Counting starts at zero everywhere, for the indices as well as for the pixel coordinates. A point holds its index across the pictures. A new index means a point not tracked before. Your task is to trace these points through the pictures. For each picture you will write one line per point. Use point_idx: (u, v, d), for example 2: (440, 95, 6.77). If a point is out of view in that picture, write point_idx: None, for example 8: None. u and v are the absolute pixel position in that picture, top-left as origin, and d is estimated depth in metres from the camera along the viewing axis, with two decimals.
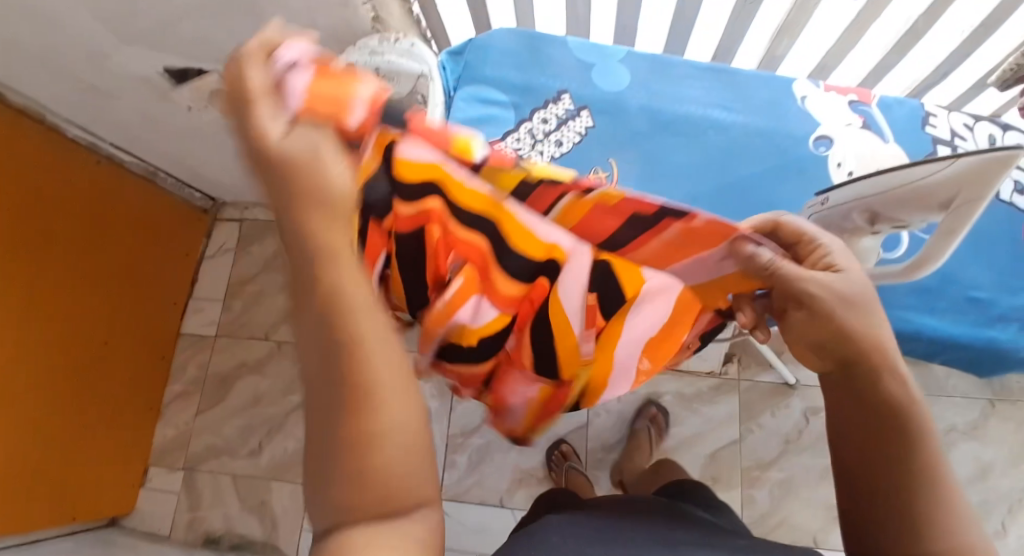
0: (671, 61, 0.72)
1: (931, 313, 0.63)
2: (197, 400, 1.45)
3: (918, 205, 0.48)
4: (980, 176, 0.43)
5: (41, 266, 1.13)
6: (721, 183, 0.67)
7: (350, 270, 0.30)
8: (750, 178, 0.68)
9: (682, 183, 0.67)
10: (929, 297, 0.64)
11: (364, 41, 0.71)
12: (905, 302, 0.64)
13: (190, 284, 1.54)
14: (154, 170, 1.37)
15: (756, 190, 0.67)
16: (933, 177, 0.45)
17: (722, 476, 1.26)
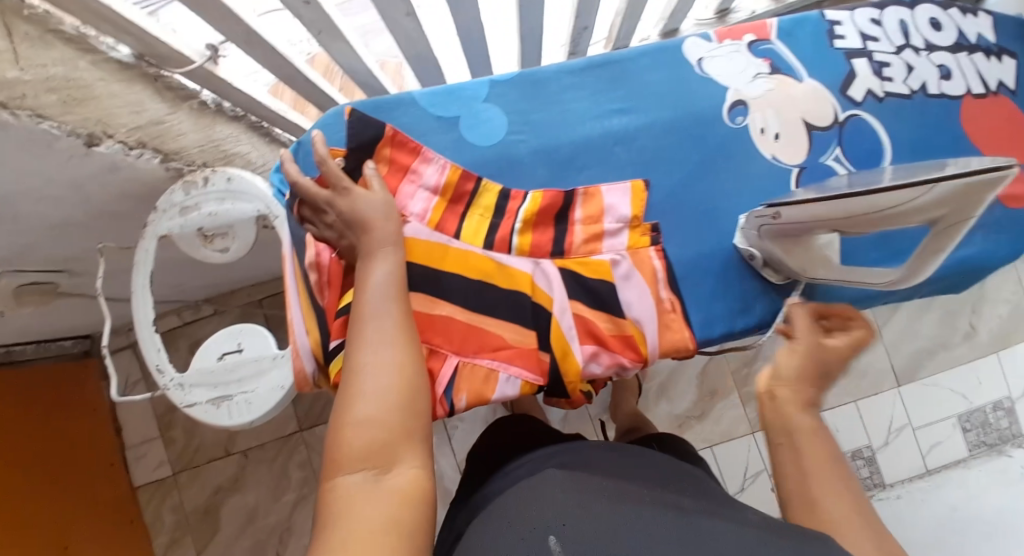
0: (543, 74, 0.60)
1: (899, 257, 0.63)
2: (191, 542, 1.34)
3: (895, 223, 0.45)
4: (967, 196, 0.39)
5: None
6: (654, 203, 0.60)
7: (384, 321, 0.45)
8: (678, 187, 0.60)
9: (612, 223, 0.58)
10: (890, 242, 0.63)
11: (164, 201, 0.54)
12: (871, 257, 0.63)
13: (117, 436, 1.36)
14: (6, 348, 1.16)
15: (693, 198, 0.60)
16: (914, 202, 0.41)
17: (719, 388, 1.27)
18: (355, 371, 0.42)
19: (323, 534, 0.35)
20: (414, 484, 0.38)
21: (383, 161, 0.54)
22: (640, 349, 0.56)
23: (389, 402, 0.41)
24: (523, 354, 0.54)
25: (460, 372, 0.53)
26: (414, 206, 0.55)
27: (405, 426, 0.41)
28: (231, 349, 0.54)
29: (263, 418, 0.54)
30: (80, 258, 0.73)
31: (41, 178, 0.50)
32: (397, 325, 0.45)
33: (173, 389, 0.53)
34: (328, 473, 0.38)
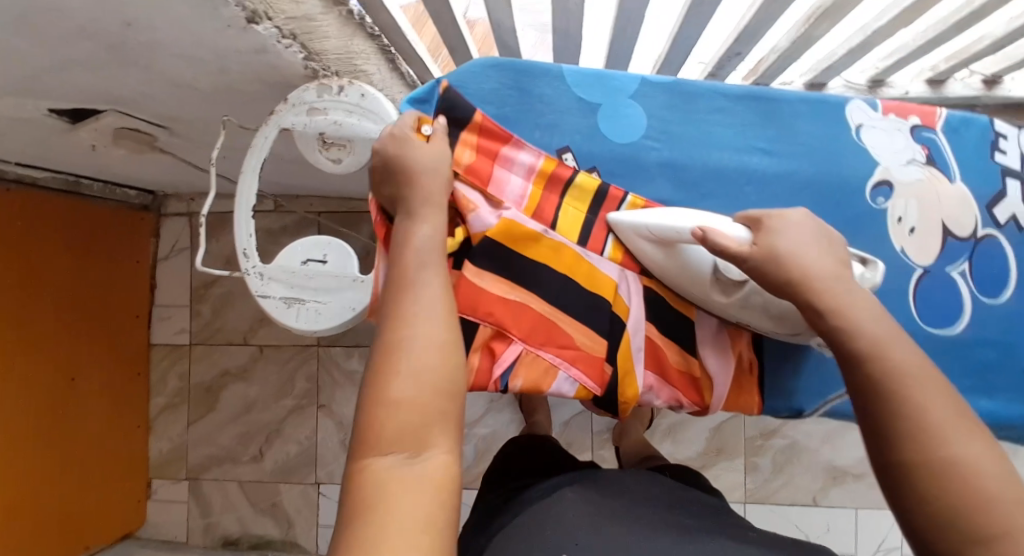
0: (695, 88, 0.57)
1: (990, 395, 0.60)
2: (185, 411, 1.39)
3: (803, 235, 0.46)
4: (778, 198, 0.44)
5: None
6: None
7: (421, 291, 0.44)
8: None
9: None
10: (987, 375, 0.60)
11: (296, 96, 0.54)
12: (963, 385, 0.60)
13: (149, 291, 1.40)
14: (76, 179, 1.17)
15: None
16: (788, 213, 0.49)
17: (727, 447, 1.26)
18: (394, 343, 0.42)
19: (359, 516, 0.35)
20: (447, 468, 0.38)
21: (469, 145, 0.54)
22: (701, 393, 0.56)
23: (426, 377, 0.41)
24: (587, 360, 0.53)
25: (521, 360, 0.52)
26: (509, 193, 0.55)
27: (441, 406, 0.41)
28: (316, 257, 0.54)
29: (325, 331, 0.55)
30: (184, 122, 0.74)
31: (192, 38, 0.49)
32: (434, 294, 0.44)
33: (252, 276, 0.54)
34: (364, 451, 0.38)
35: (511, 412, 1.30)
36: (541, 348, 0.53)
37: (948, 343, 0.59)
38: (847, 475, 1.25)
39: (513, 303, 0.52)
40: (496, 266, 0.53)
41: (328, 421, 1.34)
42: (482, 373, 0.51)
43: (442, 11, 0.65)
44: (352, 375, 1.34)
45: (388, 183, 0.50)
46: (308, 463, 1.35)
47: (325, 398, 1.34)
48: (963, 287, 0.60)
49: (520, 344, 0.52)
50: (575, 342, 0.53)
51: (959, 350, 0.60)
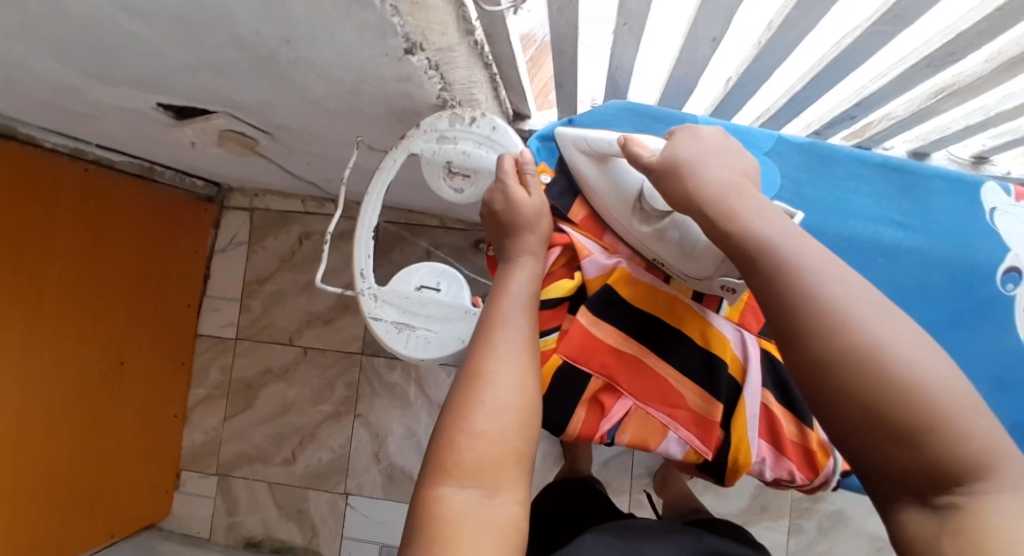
0: (833, 152, 0.56)
1: None
2: (223, 406, 1.39)
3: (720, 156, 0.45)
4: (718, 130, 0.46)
5: (27, 292, 0.98)
6: None
7: (513, 331, 0.44)
8: (925, 326, 0.56)
9: None
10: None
11: (429, 123, 0.54)
12: None
13: (202, 282, 1.41)
14: (149, 166, 1.19)
15: (935, 343, 0.56)
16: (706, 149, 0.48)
17: (771, 507, 1.22)
18: (483, 376, 0.42)
19: (425, 548, 0.35)
20: (515, 518, 0.38)
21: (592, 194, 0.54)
22: (816, 468, 0.52)
23: (507, 419, 0.40)
24: (700, 422, 0.50)
25: (630, 417, 0.50)
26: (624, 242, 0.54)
27: (520, 451, 0.40)
28: (430, 284, 0.54)
29: (432, 361, 0.54)
30: (290, 131, 0.74)
31: (342, 60, 0.49)
32: (524, 334, 0.44)
33: (366, 297, 0.53)
34: (439, 480, 0.38)
35: (550, 444, 1.28)
36: (653, 406, 0.50)
37: None
38: (893, 549, 1.20)
39: (626, 356, 0.50)
40: (614, 318, 0.51)
41: (364, 431, 1.33)
42: (589, 425, 0.49)
43: (568, 48, 0.64)
44: (392, 388, 1.33)
45: (495, 219, 0.51)
46: (339, 472, 1.33)
47: (363, 408, 1.33)
48: None
49: (632, 400, 0.50)
50: (686, 404, 0.51)
51: None
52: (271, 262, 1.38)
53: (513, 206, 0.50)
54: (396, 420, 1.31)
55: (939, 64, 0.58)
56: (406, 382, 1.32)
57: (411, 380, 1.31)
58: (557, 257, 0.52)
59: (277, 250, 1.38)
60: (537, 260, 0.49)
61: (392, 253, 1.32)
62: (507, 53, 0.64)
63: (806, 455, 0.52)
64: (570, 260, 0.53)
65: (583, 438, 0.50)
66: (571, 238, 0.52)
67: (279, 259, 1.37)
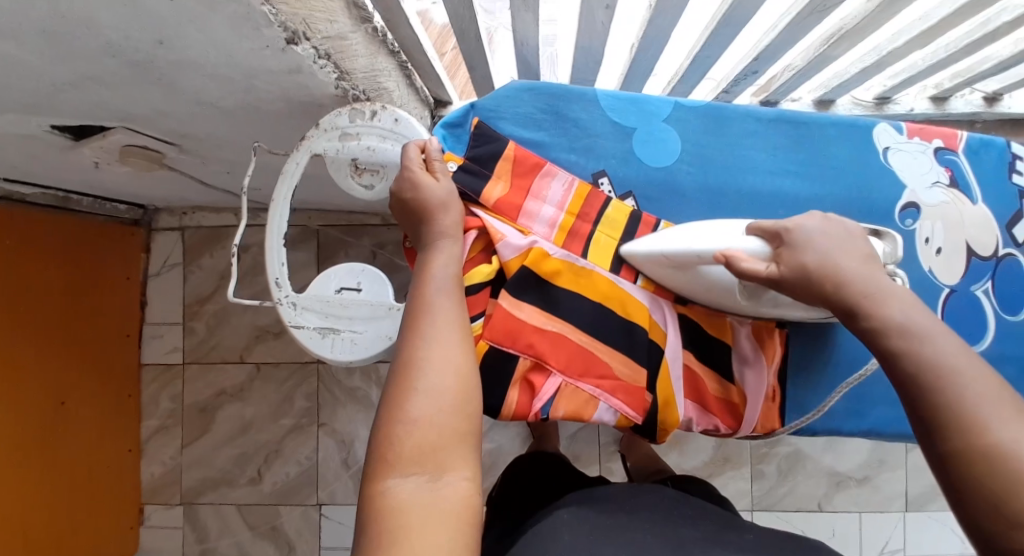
0: (730, 112, 0.58)
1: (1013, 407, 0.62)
2: (179, 433, 1.34)
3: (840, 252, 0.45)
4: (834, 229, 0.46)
5: None
6: None
7: (440, 316, 0.44)
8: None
9: None
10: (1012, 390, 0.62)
11: (328, 121, 0.52)
12: None
13: (140, 309, 1.35)
14: (66, 194, 1.12)
15: None
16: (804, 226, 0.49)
17: (733, 457, 1.26)
18: (415, 364, 0.41)
19: (375, 542, 0.34)
20: (465, 497, 0.38)
21: (502, 177, 0.54)
22: (738, 418, 0.56)
23: (444, 402, 0.40)
24: (628, 390, 0.52)
25: (561, 393, 0.51)
26: (538, 222, 0.54)
27: (462, 430, 0.40)
28: (350, 285, 0.52)
29: (362, 362, 0.53)
30: (196, 139, 0.71)
31: (226, 58, 0.47)
32: (451, 318, 0.44)
33: (285, 306, 0.52)
34: (381, 473, 0.38)
35: (517, 426, 1.30)
36: (582, 379, 0.51)
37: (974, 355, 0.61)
38: (849, 480, 1.27)
39: (551, 334, 0.51)
40: (536, 298, 0.51)
41: (330, 439, 1.31)
42: (522, 405, 0.50)
43: (469, 28, 0.64)
44: (353, 392, 1.31)
45: (406, 210, 0.50)
46: (309, 484, 1.31)
47: (326, 416, 1.31)
48: (987, 303, 0.61)
49: (561, 375, 0.51)
50: (615, 372, 0.52)
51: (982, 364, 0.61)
52: (210, 280, 1.33)
53: (422, 194, 0.49)
54: (361, 423, 1.30)
55: (823, 11, 0.59)
56: (367, 384, 1.30)
57: (372, 382, 1.30)
58: (473, 243, 0.52)
59: (216, 266, 1.33)
60: (455, 244, 0.49)
61: (336, 256, 1.29)
62: (408, 38, 0.63)
63: (727, 408, 0.56)
64: (487, 244, 0.53)
65: (517, 417, 0.50)
66: (483, 223, 0.52)
67: (219, 276, 1.33)
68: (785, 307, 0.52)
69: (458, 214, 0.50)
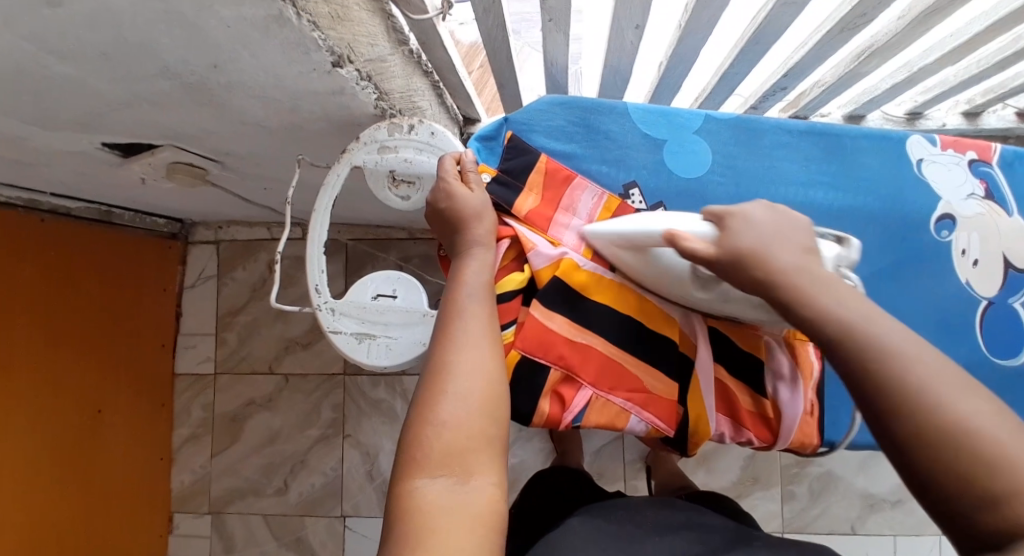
0: (760, 125, 0.59)
1: None
2: (209, 442, 1.37)
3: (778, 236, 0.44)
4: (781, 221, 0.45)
5: None
6: None
7: (472, 322, 0.45)
8: (868, 281, 0.58)
9: None
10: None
11: (368, 135, 0.54)
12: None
13: (175, 321, 1.39)
14: (107, 209, 1.17)
15: (882, 293, 0.58)
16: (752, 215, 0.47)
17: (762, 476, 1.24)
18: (446, 369, 0.42)
19: (402, 541, 0.35)
20: (491, 501, 0.38)
21: (534, 190, 0.55)
22: (774, 433, 0.55)
23: (473, 405, 0.41)
24: (658, 402, 0.53)
25: (591, 404, 0.51)
26: (568, 234, 0.55)
27: (489, 436, 0.41)
28: (386, 292, 0.54)
29: (396, 367, 0.54)
30: (238, 156, 0.75)
31: (274, 80, 0.50)
32: (484, 324, 0.45)
33: (324, 312, 0.53)
34: (410, 473, 0.39)
35: (541, 441, 1.29)
36: (613, 391, 0.52)
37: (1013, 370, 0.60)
38: (883, 502, 1.23)
39: (580, 346, 0.52)
40: (567, 309, 0.52)
41: (354, 451, 1.32)
42: (553, 416, 0.50)
43: (501, 48, 0.66)
44: (379, 404, 1.33)
45: (440, 219, 0.52)
46: (334, 495, 1.32)
47: (351, 427, 1.33)
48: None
49: (592, 387, 0.51)
50: (645, 383, 0.53)
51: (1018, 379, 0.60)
52: (242, 293, 1.37)
53: (456, 203, 0.51)
54: (386, 435, 1.32)
55: (853, 28, 0.60)
56: (392, 396, 1.32)
57: (397, 394, 1.32)
58: (506, 252, 0.54)
59: (248, 279, 1.37)
60: (488, 252, 0.50)
61: (364, 270, 1.32)
62: (442, 59, 0.65)
63: (760, 421, 0.55)
64: (519, 253, 0.54)
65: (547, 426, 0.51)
66: (515, 232, 0.53)
67: (250, 288, 1.37)
68: (735, 305, 0.49)
69: (491, 223, 0.51)
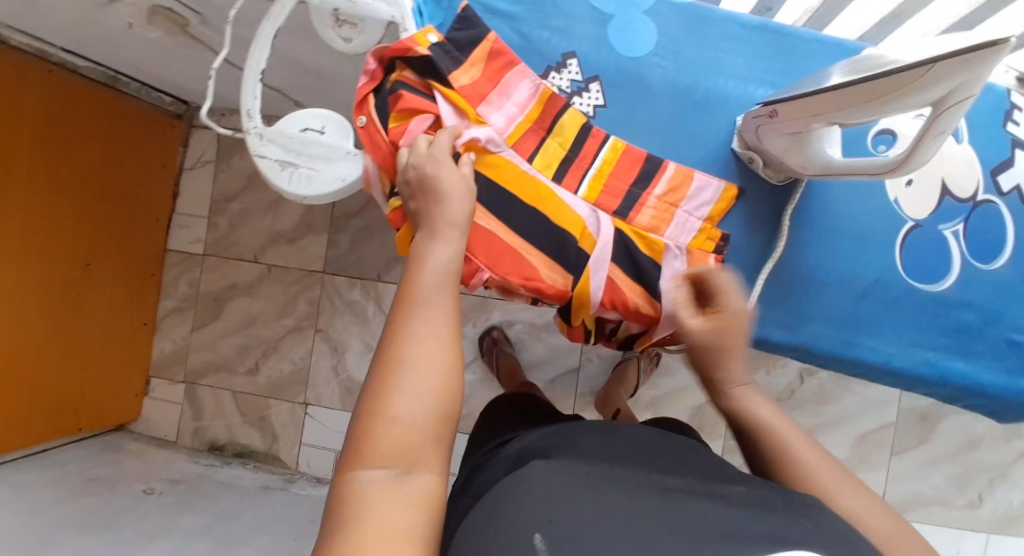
0: (711, 14, 0.58)
1: (965, 357, 0.60)
2: (191, 317, 1.45)
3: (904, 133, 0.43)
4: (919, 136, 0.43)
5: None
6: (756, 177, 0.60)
7: (431, 318, 0.45)
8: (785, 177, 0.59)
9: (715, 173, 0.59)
10: (963, 338, 0.61)
11: None
12: (937, 342, 0.60)
13: (172, 199, 1.46)
14: (115, 76, 1.22)
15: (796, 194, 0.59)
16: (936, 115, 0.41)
17: (708, 426, 1.25)
18: (400, 360, 0.43)
19: (339, 526, 0.37)
20: (431, 490, 0.40)
21: (473, 66, 0.54)
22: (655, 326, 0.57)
23: (425, 395, 0.42)
24: (551, 290, 0.54)
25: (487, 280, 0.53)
26: (496, 115, 0.54)
27: (437, 431, 0.42)
28: (314, 127, 0.55)
29: (315, 200, 0.57)
30: (216, 8, 0.77)
31: None
32: (441, 311, 0.45)
33: (251, 135, 0.55)
34: (353, 463, 0.40)
35: None
36: (505, 269, 0.53)
37: (926, 294, 0.60)
38: None
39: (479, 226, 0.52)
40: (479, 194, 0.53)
41: (324, 345, 1.38)
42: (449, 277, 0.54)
43: None
44: (352, 305, 1.37)
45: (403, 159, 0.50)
46: (299, 383, 1.39)
47: (324, 323, 1.38)
48: (954, 250, 0.60)
49: (487, 262, 0.53)
50: (538, 270, 0.54)
51: (928, 304, 0.60)
52: (237, 181, 1.42)
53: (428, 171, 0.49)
54: (355, 335, 1.37)
55: None
56: (366, 300, 1.36)
57: (370, 298, 1.36)
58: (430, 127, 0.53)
59: (244, 169, 1.41)
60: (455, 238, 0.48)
61: None
62: None
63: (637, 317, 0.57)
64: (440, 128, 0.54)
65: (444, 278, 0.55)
66: (437, 109, 0.53)
67: (245, 178, 1.41)
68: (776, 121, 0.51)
69: (464, 205, 0.48)
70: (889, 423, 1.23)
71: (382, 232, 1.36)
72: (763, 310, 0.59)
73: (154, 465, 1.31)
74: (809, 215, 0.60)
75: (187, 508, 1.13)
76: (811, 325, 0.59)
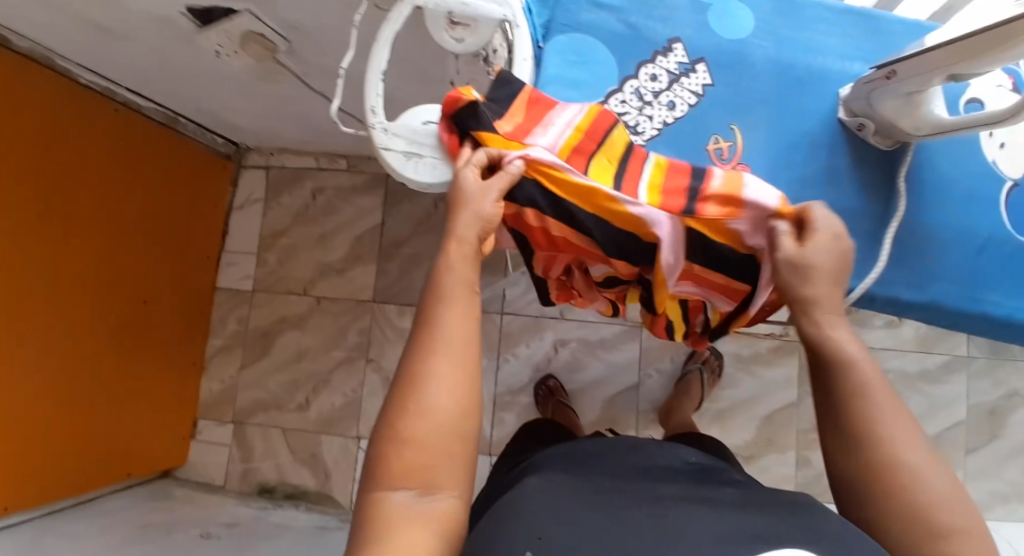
0: (800, 1, 0.62)
1: None
2: (239, 355, 1.44)
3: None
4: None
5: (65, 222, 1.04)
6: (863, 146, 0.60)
7: (449, 330, 0.44)
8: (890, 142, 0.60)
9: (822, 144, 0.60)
10: None
11: None
12: None
13: (221, 238, 1.48)
14: (174, 116, 1.27)
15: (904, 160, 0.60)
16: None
17: (777, 437, 1.23)
18: (419, 379, 0.42)
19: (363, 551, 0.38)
20: (449, 508, 0.41)
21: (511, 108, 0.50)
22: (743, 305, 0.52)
23: (447, 413, 0.42)
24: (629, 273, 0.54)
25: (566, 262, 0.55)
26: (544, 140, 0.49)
27: (454, 448, 0.42)
28: (435, 119, 0.58)
29: (438, 188, 0.59)
30: (307, 35, 0.81)
31: None
32: (461, 323, 0.45)
33: (377, 130, 0.55)
34: (375, 486, 0.41)
35: None
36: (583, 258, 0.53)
37: None
38: None
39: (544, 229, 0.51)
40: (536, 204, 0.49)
41: (375, 375, 1.36)
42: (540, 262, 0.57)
43: None
44: (402, 333, 1.37)
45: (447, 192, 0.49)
46: (351, 417, 1.36)
47: (375, 353, 1.37)
48: None
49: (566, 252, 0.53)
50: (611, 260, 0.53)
51: None
52: (286, 217, 1.45)
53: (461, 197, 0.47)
54: None
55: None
56: None
57: None
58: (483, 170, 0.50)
59: (293, 205, 1.44)
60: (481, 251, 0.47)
61: (401, 204, 1.39)
62: None
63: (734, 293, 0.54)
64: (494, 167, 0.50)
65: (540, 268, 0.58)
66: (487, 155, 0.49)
67: (294, 213, 1.44)
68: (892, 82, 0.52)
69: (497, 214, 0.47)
70: (961, 420, 1.21)
71: (431, 258, 1.37)
72: (888, 271, 0.60)
73: (205, 509, 1.26)
74: (918, 178, 0.61)
75: (246, 549, 1.08)
76: (932, 283, 0.59)
